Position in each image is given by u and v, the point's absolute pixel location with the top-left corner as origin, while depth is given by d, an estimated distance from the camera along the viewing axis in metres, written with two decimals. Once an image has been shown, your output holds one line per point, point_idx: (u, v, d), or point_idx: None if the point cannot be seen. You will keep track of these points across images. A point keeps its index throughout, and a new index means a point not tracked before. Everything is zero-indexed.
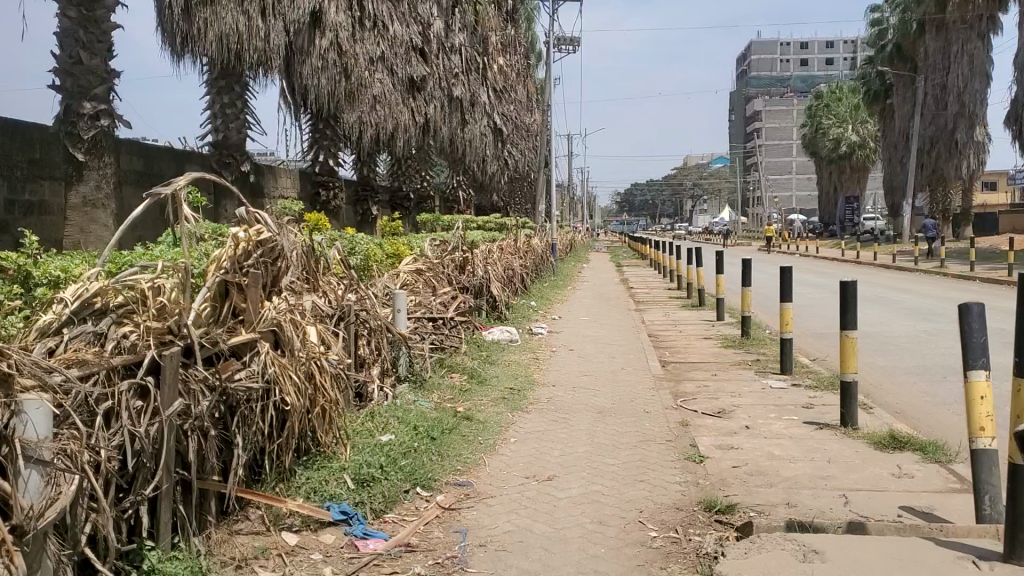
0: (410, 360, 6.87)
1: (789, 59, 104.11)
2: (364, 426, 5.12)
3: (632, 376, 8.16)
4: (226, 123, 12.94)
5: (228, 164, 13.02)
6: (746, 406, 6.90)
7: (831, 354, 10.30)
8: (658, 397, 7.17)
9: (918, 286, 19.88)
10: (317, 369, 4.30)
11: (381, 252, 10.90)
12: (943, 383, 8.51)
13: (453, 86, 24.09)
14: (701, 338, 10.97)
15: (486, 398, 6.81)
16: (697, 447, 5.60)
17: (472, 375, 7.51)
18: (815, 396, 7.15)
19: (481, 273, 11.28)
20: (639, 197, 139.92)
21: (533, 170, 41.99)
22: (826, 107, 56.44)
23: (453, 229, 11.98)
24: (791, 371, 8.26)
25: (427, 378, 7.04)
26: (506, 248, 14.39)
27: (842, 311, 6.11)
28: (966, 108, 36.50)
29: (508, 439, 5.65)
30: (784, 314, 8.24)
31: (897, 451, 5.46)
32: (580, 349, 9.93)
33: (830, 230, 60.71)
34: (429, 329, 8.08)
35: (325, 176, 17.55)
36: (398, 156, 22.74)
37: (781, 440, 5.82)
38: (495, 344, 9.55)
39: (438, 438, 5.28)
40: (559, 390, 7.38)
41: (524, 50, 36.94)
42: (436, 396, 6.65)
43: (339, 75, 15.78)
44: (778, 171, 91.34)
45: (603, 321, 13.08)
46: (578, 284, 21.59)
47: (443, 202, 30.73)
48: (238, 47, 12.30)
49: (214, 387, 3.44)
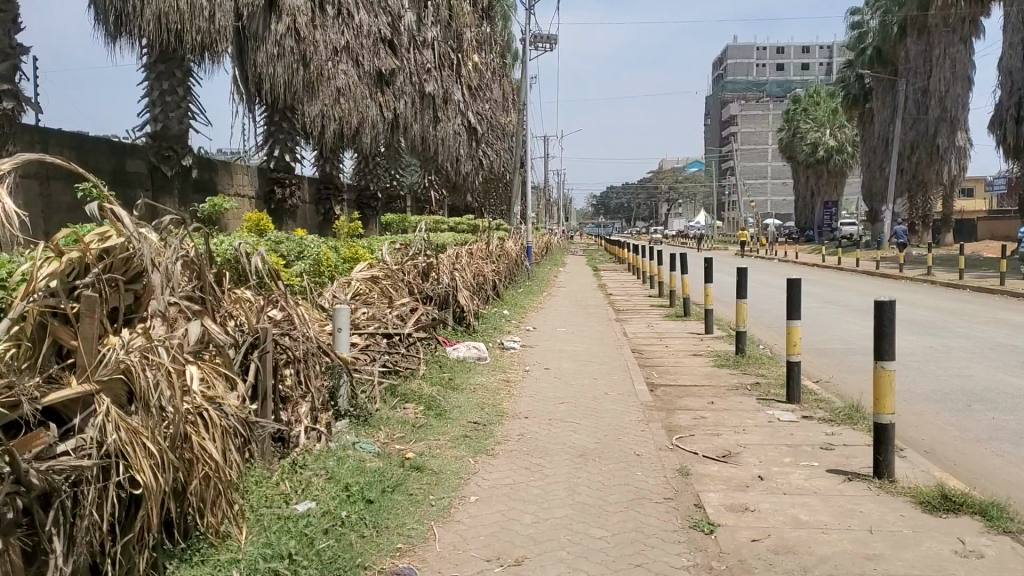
0: (351, 390, 5.73)
1: (765, 63, 103.71)
2: (282, 492, 3.99)
3: (616, 404, 7.04)
4: (166, 112, 11.67)
5: (167, 157, 11.75)
6: (755, 447, 5.78)
7: (837, 375, 9.22)
8: (650, 434, 6.03)
9: (911, 296, 18.94)
10: (202, 426, 3.21)
11: (334, 256, 9.74)
12: (970, 415, 7.44)
13: (425, 82, 22.96)
14: (690, 355, 9.87)
15: (443, 436, 5.64)
16: (704, 510, 4.46)
17: (429, 405, 6.33)
18: (832, 434, 6.06)
19: (447, 281, 10.11)
20: (614, 201, 139.45)
21: (508, 171, 40.91)
22: (805, 111, 55.74)
23: (419, 232, 10.81)
24: (798, 401, 7.18)
25: (373, 412, 5.89)
26: (478, 252, 13.24)
27: (877, 339, 5.04)
28: (948, 112, 35.56)
29: (468, 498, 4.50)
30: (791, 333, 7.15)
31: (952, 516, 4.37)
32: (557, 368, 8.80)
33: (808, 236, 59.93)
34: (380, 349, 6.91)
35: (280, 173, 16.21)
36: (365, 154, 21.53)
37: (804, 499, 4.70)
38: (458, 362, 8.38)
39: (375, 501, 4.14)
40: (532, 423, 6.23)
41: (500, 47, 35.83)
42: (381, 435, 5.52)
43: (297, 63, 14.51)
44: (754, 176, 90.78)
45: (582, 333, 11.96)
46: (555, 289, 20.48)
47: (415, 202, 29.56)
48: (179, 27, 10.99)
49: (10, 473, 2.40)
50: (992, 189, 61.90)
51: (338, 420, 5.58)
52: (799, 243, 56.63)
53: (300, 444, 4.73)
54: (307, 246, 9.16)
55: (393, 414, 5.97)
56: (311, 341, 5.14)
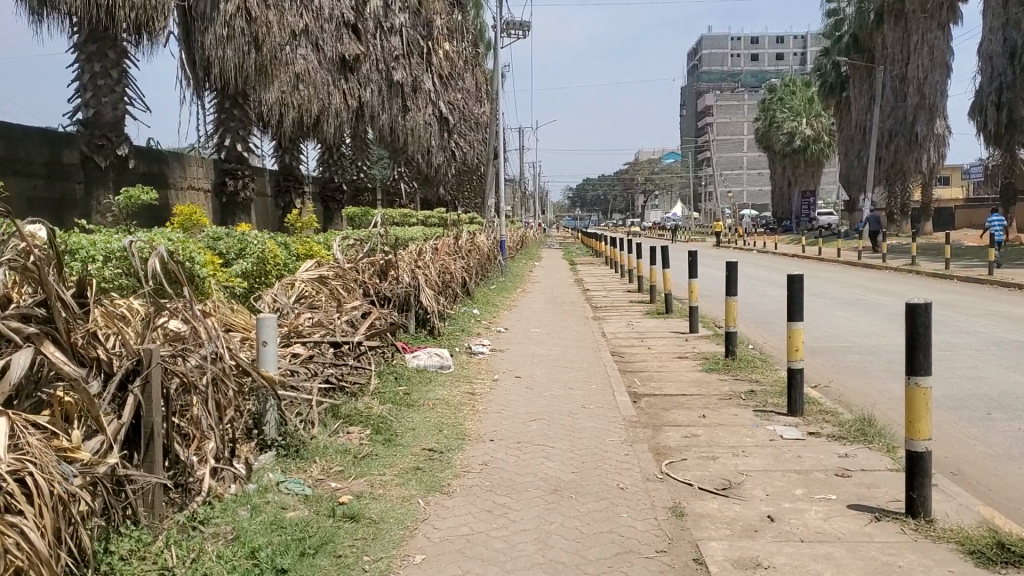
0: (282, 415, 4.81)
1: (739, 53, 103.03)
2: (163, 565, 3.11)
3: (596, 421, 6.14)
4: (98, 97, 10.49)
5: (100, 147, 10.59)
6: (760, 476, 4.90)
7: (836, 378, 8.38)
8: (637, 460, 5.14)
9: (899, 287, 18.23)
10: (20, 499, 2.45)
11: (282, 253, 8.80)
12: (991, 424, 6.62)
13: (393, 69, 21.94)
14: (676, 358, 9.01)
15: (389, 469, 4.73)
16: (706, 568, 3.58)
17: (378, 428, 5.42)
18: (848, 458, 5.20)
19: (408, 280, 9.14)
20: (591, 192, 138.61)
21: (481, 162, 39.80)
22: (781, 100, 55.08)
23: (377, 225, 9.83)
24: (800, 413, 6.31)
25: (308, 441, 4.96)
26: (443, 247, 12.30)
27: (909, 352, 4.17)
28: (927, 99, 34.92)
29: (412, 557, 3.60)
30: (793, 338, 6.29)
31: (1013, 571, 3.53)
32: (529, 376, 7.91)
33: (785, 226, 59.40)
34: (320, 364, 6.01)
35: (233, 163, 15.02)
36: (329, 144, 20.49)
37: (829, 549, 3.81)
38: (418, 372, 7.44)
39: (289, 570, 3.24)
40: (497, 448, 5.32)
41: (472, 36, 34.68)
42: (314, 472, 4.60)
43: (248, 45, 13.47)
44: (730, 166, 90.22)
45: (558, 334, 11.07)
46: (529, 285, 19.54)
47: (385, 196, 28.53)
48: (110, 3, 9.76)
49: None
50: (968, 176, 61.61)
51: (263, 454, 4.68)
52: (777, 233, 56.08)
53: (204, 491, 3.82)
54: (249, 242, 8.31)
55: (334, 443, 5.06)
56: (223, 364, 4.25)
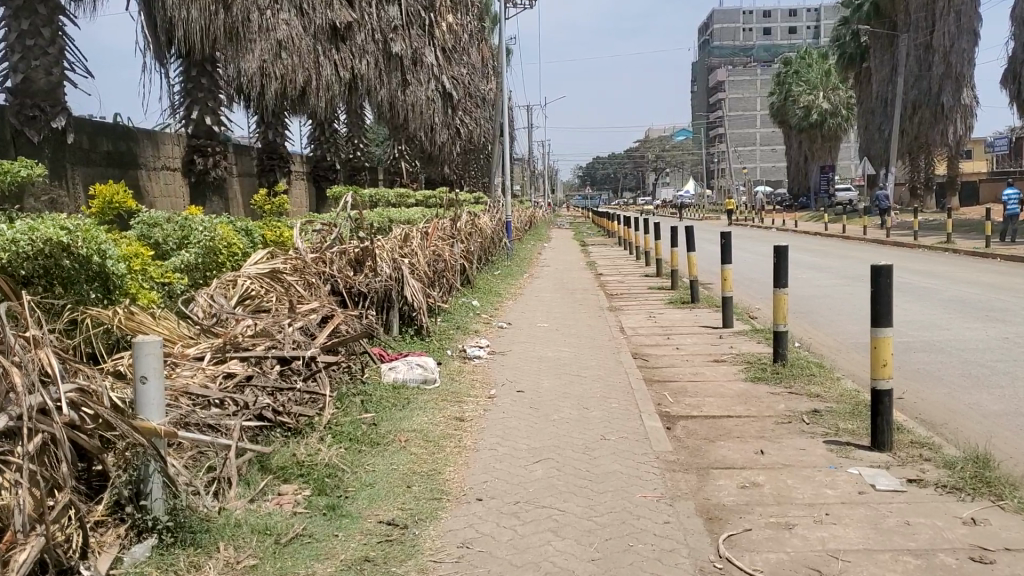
0: (171, 484, 3.33)
1: (751, 26, 100.42)
2: None
3: (621, 462, 4.65)
4: (27, 60, 8.92)
5: (32, 119, 9.04)
6: (861, 562, 3.39)
7: (911, 388, 6.84)
8: (686, 539, 3.63)
9: (939, 267, 16.58)
10: None
11: (238, 237, 7.35)
12: None
13: (391, 40, 20.26)
14: (713, 362, 7.49)
15: (322, 563, 3.23)
16: None
17: (320, 487, 3.93)
18: (979, 527, 3.69)
19: (387, 270, 7.60)
20: (601, 171, 136.42)
21: (488, 141, 38.11)
22: (796, 73, 52.93)
23: (351, 205, 8.28)
24: (887, 447, 4.79)
25: (206, 519, 3.46)
26: (438, 229, 10.78)
27: None
28: (953, 69, 32.99)
29: None
30: (879, 348, 4.80)
31: None
32: (534, 391, 6.41)
33: (802, 203, 57.48)
34: (248, 394, 4.53)
35: (201, 139, 13.21)
36: (319, 119, 18.93)
37: None
38: (395, 390, 5.96)
39: None
40: (483, 513, 3.83)
41: (478, 9, 32.81)
42: (208, 573, 3.10)
43: (215, 5, 11.99)
44: (743, 142, 87.97)
45: (569, 329, 9.57)
46: (537, 270, 18.01)
47: (385, 176, 26.92)
48: None
49: None
50: (991, 150, 59.48)
51: (138, 543, 3.21)
52: (794, 211, 54.28)
53: None
54: (194, 229, 6.82)
55: (254, 516, 3.57)
56: (52, 426, 2.82)
